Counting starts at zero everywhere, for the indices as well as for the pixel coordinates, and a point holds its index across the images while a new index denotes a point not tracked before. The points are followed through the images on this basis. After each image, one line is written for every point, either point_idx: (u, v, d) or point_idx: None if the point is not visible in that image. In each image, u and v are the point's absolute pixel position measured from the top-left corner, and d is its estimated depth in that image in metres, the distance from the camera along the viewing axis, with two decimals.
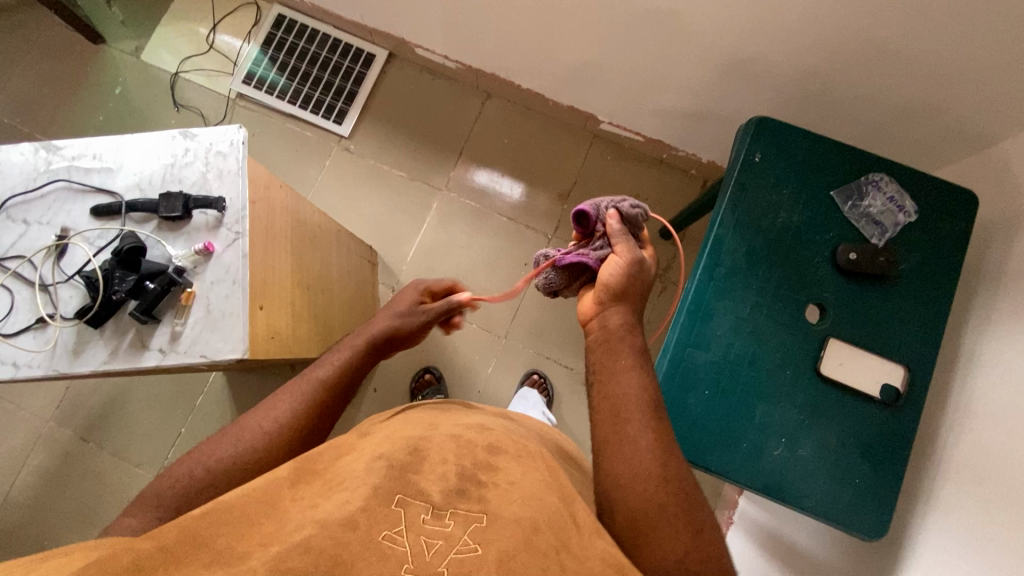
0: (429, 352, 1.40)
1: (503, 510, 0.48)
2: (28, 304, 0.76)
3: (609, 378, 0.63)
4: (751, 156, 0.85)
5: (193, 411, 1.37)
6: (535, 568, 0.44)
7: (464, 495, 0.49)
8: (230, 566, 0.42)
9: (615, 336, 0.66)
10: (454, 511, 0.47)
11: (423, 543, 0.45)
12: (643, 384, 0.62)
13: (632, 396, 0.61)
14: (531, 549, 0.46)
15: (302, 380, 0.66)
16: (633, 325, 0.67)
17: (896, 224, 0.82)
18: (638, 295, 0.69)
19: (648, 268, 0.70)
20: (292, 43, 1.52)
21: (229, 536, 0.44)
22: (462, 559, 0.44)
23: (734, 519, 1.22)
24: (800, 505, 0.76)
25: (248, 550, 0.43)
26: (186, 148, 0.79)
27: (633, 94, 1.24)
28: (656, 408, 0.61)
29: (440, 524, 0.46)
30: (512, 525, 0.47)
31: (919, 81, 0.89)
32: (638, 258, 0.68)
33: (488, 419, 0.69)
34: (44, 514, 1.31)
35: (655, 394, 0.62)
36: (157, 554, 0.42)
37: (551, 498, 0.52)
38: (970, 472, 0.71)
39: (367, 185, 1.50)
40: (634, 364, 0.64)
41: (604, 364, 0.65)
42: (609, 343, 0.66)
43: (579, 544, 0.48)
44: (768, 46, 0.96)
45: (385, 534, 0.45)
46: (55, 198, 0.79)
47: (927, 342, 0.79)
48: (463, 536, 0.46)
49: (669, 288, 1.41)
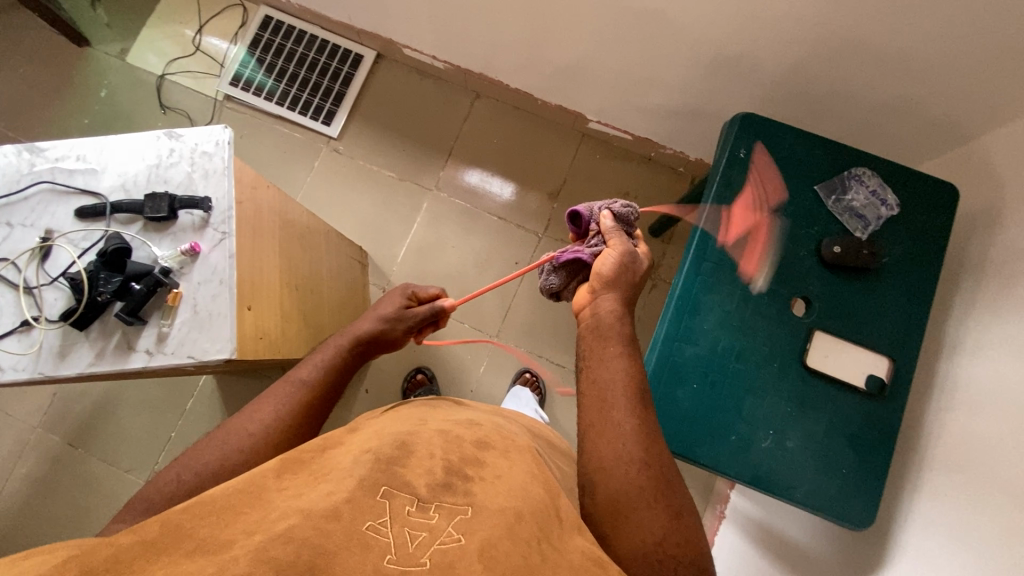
0: (421, 352, 1.40)
1: (488, 501, 0.49)
2: (12, 307, 0.75)
3: (598, 364, 0.64)
4: (735, 152, 0.86)
5: (184, 415, 1.36)
6: (518, 556, 0.44)
7: (451, 488, 0.49)
8: (211, 554, 0.41)
9: (604, 322, 0.67)
10: (439, 503, 0.47)
11: (407, 535, 0.44)
12: (629, 370, 0.63)
13: (620, 381, 0.62)
14: (514, 537, 0.46)
15: (287, 382, 0.67)
16: (624, 313, 0.68)
17: (879, 217, 0.83)
18: (631, 286, 0.70)
19: (638, 262, 0.72)
20: (279, 45, 1.52)
21: (212, 525, 0.44)
22: (445, 551, 0.43)
23: (727, 514, 1.23)
24: (788, 496, 0.77)
25: (230, 539, 0.42)
26: (171, 148, 0.79)
27: (620, 92, 1.24)
28: (643, 394, 0.62)
29: (425, 517, 0.46)
30: (496, 515, 0.47)
31: (900, 76, 0.90)
32: (629, 251, 0.71)
33: (477, 415, 0.69)
34: (32, 522, 1.29)
35: (641, 381, 0.63)
36: (137, 548, 0.42)
37: (536, 491, 0.52)
38: (957, 459, 0.72)
39: (357, 186, 1.49)
40: (620, 349, 0.65)
41: (595, 351, 0.66)
42: (601, 329, 0.67)
43: (559, 537, 0.49)
44: (752, 43, 0.97)
45: (369, 525, 0.44)
46: (38, 200, 0.78)
47: (911, 333, 0.80)
48: (448, 527, 0.45)
49: (659, 285, 1.42)
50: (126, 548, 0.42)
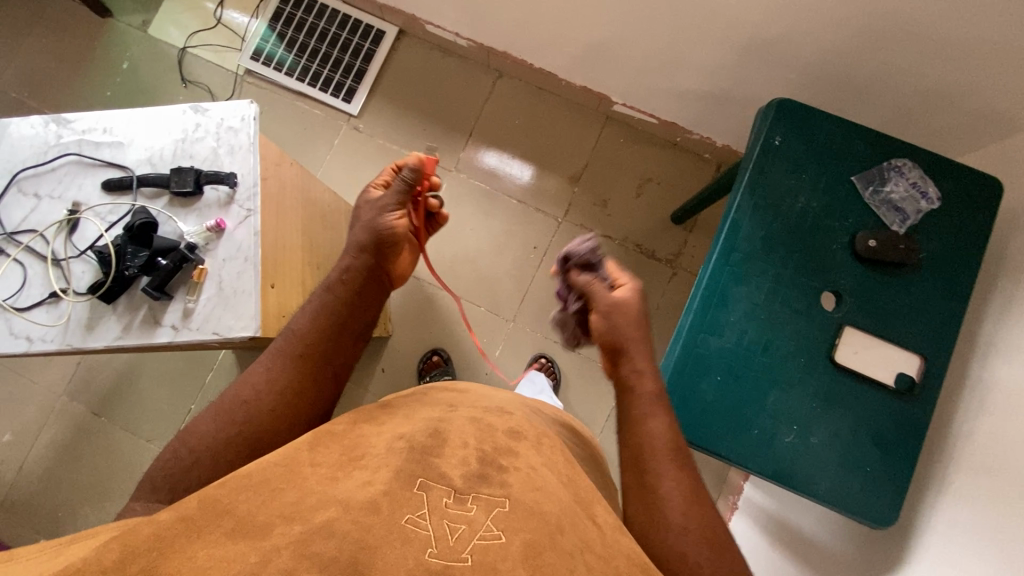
0: (438, 334, 1.41)
1: (523, 496, 0.48)
2: (40, 278, 0.76)
3: (633, 428, 0.67)
4: (770, 138, 0.83)
5: (203, 388, 1.38)
6: (564, 569, 0.43)
7: (486, 480, 0.49)
8: (251, 538, 0.41)
9: (631, 385, 0.70)
10: (476, 495, 0.47)
11: (447, 528, 0.44)
12: (664, 432, 0.66)
13: (656, 438, 0.66)
14: (557, 547, 0.45)
15: (284, 337, 0.69)
16: (649, 374, 0.70)
17: (918, 211, 0.81)
18: (618, 335, 0.72)
19: (620, 304, 0.74)
20: (300, 19, 1.49)
21: (250, 503, 0.45)
22: (486, 546, 0.43)
23: (740, 506, 1.22)
24: (811, 492, 0.76)
25: (269, 523, 0.42)
26: (197, 122, 0.78)
27: (649, 75, 1.21)
28: (679, 456, 0.65)
29: (463, 508, 0.46)
30: (536, 517, 0.46)
31: (947, 64, 0.86)
32: (608, 304, 0.74)
33: (522, 409, 0.70)
34: (57, 488, 1.33)
35: (676, 440, 0.66)
36: (178, 523, 0.42)
37: (567, 495, 0.52)
38: (988, 460, 0.70)
39: (377, 164, 1.48)
40: (656, 409, 0.68)
41: (628, 413, 0.69)
42: (627, 393, 0.70)
43: (602, 542, 0.49)
44: (790, 26, 0.93)
45: (408, 518, 0.44)
46: (66, 172, 0.78)
47: (945, 332, 0.78)
48: (487, 521, 0.45)
49: (680, 274, 1.40)
50: (166, 525, 0.42)
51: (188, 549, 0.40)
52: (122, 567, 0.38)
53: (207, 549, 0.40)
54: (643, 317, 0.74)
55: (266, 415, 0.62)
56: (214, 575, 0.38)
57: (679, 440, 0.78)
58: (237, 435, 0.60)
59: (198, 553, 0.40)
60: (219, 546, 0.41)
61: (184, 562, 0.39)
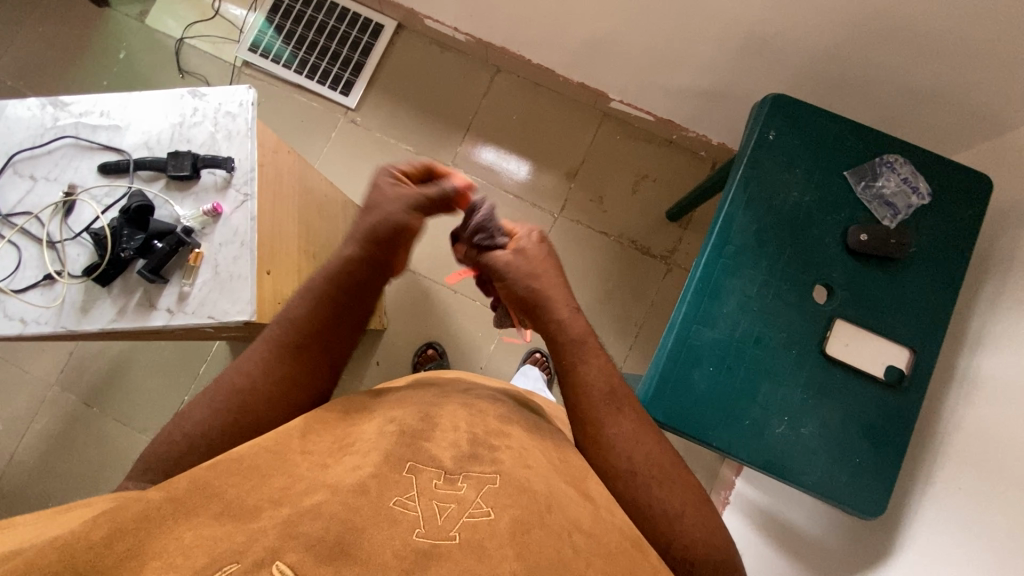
0: (432, 327, 1.41)
1: (514, 473, 0.49)
2: (35, 260, 0.76)
3: (570, 378, 0.67)
4: (764, 133, 0.84)
5: (197, 379, 1.38)
6: (551, 548, 0.43)
7: (477, 459, 0.49)
8: (238, 519, 0.41)
9: (558, 335, 0.68)
10: (466, 474, 0.47)
11: (436, 507, 0.44)
12: (598, 377, 0.66)
13: (593, 394, 0.65)
14: (546, 526, 0.45)
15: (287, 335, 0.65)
16: (573, 317, 0.69)
17: (909, 206, 0.82)
18: (523, 294, 0.70)
19: (518, 262, 0.70)
20: (299, 11, 1.49)
21: (239, 487, 0.45)
22: (475, 525, 0.43)
23: (731, 499, 1.23)
24: (800, 483, 0.77)
25: (258, 507, 0.42)
26: (195, 107, 0.79)
27: (646, 72, 1.22)
28: (616, 400, 0.65)
29: (452, 488, 0.46)
30: (525, 496, 0.46)
31: (939, 63, 0.88)
32: (501, 267, 0.70)
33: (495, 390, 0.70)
34: (47, 478, 1.32)
35: (612, 382, 0.66)
36: (167, 504, 0.42)
37: (561, 476, 0.52)
38: (971, 450, 0.72)
39: (374, 158, 1.48)
40: (592, 353, 0.68)
41: (561, 363, 0.68)
42: (555, 345, 0.68)
43: (593, 519, 0.49)
44: (786, 24, 0.94)
45: (396, 500, 0.44)
46: (62, 154, 0.79)
47: (935, 325, 0.79)
48: (477, 499, 0.45)
49: (675, 271, 1.40)
50: (155, 505, 0.42)
51: (174, 532, 0.40)
52: (109, 544, 0.38)
53: (195, 532, 0.40)
54: (548, 263, 0.72)
55: (269, 407, 0.61)
56: (199, 555, 0.38)
57: (671, 430, 0.78)
58: (240, 423, 0.59)
59: (186, 533, 0.40)
60: (207, 529, 0.40)
61: (172, 542, 0.39)
